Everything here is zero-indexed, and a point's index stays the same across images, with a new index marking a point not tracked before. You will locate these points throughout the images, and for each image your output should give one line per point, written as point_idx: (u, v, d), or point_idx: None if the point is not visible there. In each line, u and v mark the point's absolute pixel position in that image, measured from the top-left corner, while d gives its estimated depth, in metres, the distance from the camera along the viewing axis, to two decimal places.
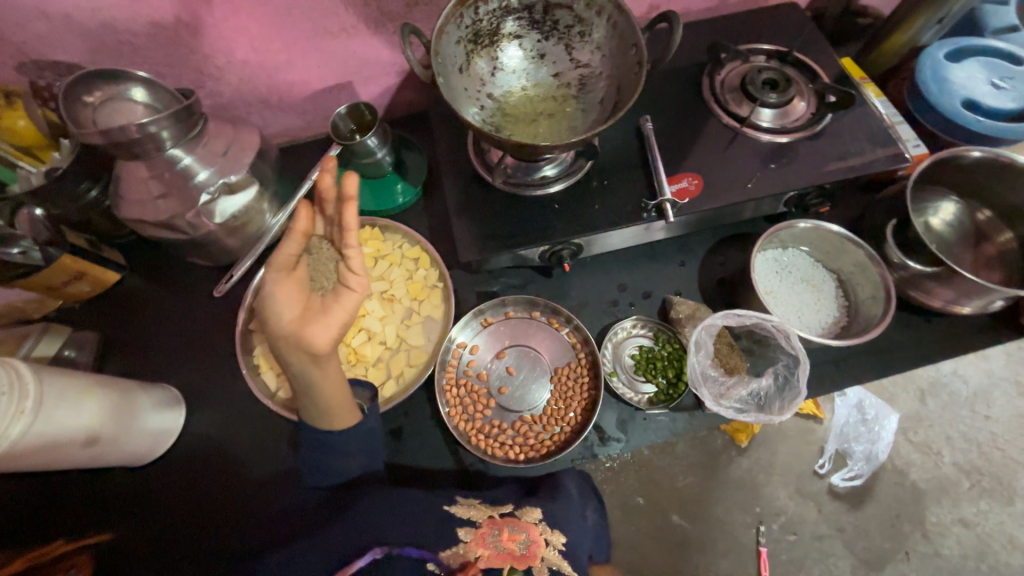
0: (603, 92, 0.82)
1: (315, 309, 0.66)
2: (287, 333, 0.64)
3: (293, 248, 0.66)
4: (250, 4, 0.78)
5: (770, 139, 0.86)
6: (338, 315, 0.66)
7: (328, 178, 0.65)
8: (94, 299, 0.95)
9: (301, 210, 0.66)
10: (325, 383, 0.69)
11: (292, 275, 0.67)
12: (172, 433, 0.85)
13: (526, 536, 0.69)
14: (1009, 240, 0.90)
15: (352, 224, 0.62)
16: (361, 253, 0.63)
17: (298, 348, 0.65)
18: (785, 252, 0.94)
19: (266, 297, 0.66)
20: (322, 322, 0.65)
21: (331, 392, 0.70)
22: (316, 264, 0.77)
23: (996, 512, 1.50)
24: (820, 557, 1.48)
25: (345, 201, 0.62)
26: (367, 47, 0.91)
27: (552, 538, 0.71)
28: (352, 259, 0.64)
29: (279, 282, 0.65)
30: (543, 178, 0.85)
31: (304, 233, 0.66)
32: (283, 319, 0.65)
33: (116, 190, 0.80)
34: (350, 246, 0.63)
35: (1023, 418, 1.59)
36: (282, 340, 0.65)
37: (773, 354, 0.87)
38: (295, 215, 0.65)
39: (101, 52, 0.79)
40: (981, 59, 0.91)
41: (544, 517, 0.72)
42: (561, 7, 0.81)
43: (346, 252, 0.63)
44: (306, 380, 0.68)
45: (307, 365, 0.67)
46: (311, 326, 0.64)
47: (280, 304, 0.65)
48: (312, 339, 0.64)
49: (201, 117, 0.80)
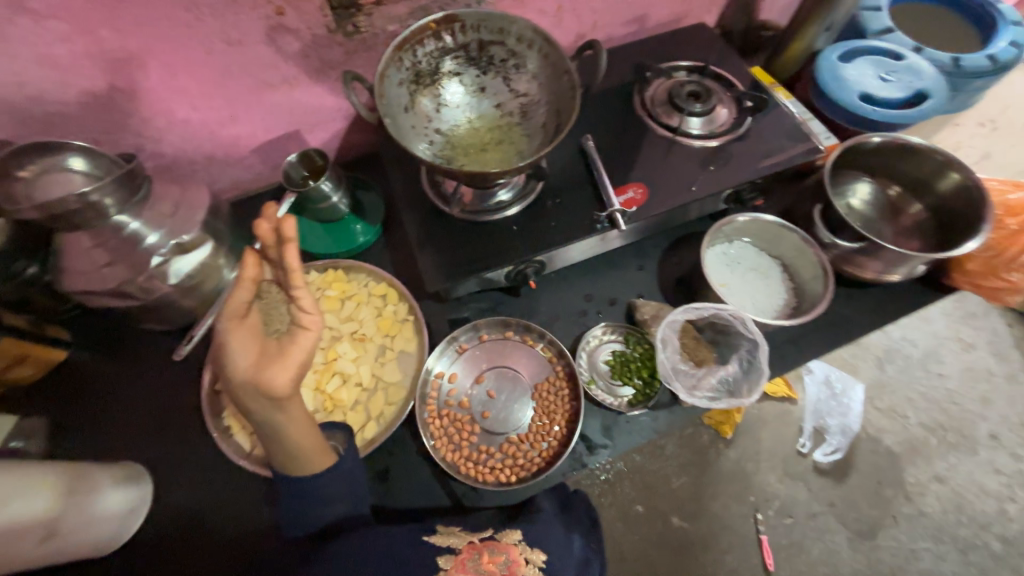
0: (544, 116, 0.87)
1: (270, 353, 0.65)
2: (244, 381, 0.63)
3: (244, 296, 0.64)
4: (188, 65, 0.79)
5: (702, 144, 0.93)
6: (296, 357, 0.64)
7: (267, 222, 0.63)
8: (40, 382, 0.89)
9: (248, 258, 0.65)
10: (292, 426, 0.67)
11: (243, 322, 0.65)
12: (139, 513, 0.80)
13: (506, 556, 0.68)
14: (918, 209, 1.00)
15: (294, 265, 0.62)
16: (310, 292, 0.64)
17: (257, 394, 0.64)
18: (732, 245, 1.00)
19: (219, 347, 0.64)
20: (279, 365, 0.63)
21: (298, 435, 0.68)
22: (269, 306, 0.76)
23: (964, 463, 1.60)
24: (817, 536, 1.51)
25: (285, 242, 0.61)
26: (311, 96, 0.93)
27: (533, 557, 0.70)
28: (302, 299, 0.64)
29: (230, 330, 0.64)
30: (499, 203, 0.88)
31: (254, 279, 0.65)
32: (238, 366, 0.63)
33: (58, 263, 0.76)
34: (299, 287, 0.61)
35: (970, 371, 1.72)
36: (240, 389, 0.64)
37: (736, 341, 0.92)
38: (241, 263, 0.64)
39: (32, 126, 0.77)
40: (868, 58, 1.04)
41: (524, 537, 0.72)
42: (494, 43, 0.87)
43: (294, 293, 0.63)
44: (271, 426, 0.66)
45: (270, 410, 0.65)
46: (268, 370, 0.63)
47: (233, 352, 0.63)
48: (271, 384, 0.63)
49: (146, 179, 0.79)
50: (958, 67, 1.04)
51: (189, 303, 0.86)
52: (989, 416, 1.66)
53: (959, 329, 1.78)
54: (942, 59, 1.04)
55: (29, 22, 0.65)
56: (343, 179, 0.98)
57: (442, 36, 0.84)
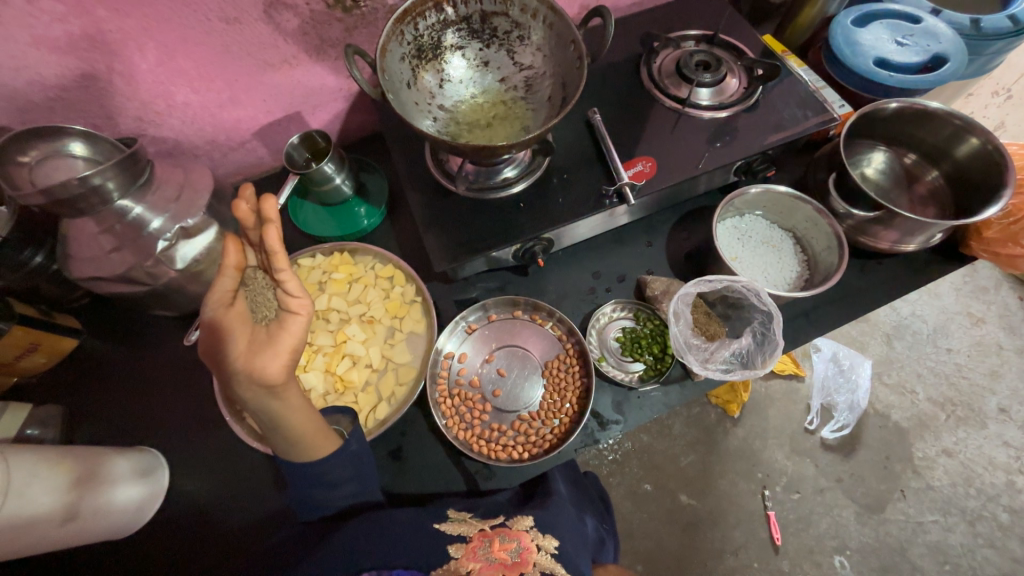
0: (550, 89, 0.85)
1: (260, 341, 0.65)
2: (236, 370, 0.63)
3: (229, 284, 0.64)
4: (185, 45, 0.77)
5: (712, 116, 0.91)
6: (286, 343, 0.64)
7: (244, 205, 0.63)
8: (52, 372, 0.90)
9: (228, 244, 0.64)
10: (290, 414, 0.67)
11: (230, 310, 0.65)
12: (158, 495, 0.81)
13: (517, 543, 0.67)
14: (935, 177, 0.98)
15: (276, 247, 0.60)
16: (294, 275, 0.63)
17: (249, 383, 0.63)
18: (743, 219, 0.99)
19: (210, 338, 0.64)
20: (271, 352, 0.64)
21: (297, 422, 0.68)
22: (254, 295, 0.69)
23: (973, 437, 1.60)
24: (824, 510, 1.52)
25: (266, 224, 0.60)
26: (311, 76, 0.91)
27: (545, 543, 0.69)
28: (288, 283, 0.63)
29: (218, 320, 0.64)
30: (506, 180, 0.87)
31: (238, 267, 0.64)
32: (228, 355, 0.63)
33: (64, 250, 0.76)
34: (282, 270, 0.62)
35: (980, 345, 1.71)
36: (232, 378, 0.63)
37: (748, 314, 0.91)
38: (223, 252, 0.64)
39: (30, 111, 0.76)
40: (884, 22, 1.00)
41: (535, 523, 0.71)
42: (497, 15, 0.84)
43: (279, 276, 0.62)
44: (268, 414, 0.66)
45: (266, 398, 0.65)
46: (260, 357, 0.63)
47: (224, 341, 0.63)
48: (264, 370, 0.63)
49: (148, 163, 0.78)
50: (977, 30, 1.00)
51: (196, 289, 0.86)
52: (999, 390, 1.65)
53: (970, 303, 1.76)
54: (961, 22, 1.00)
55: (22, 1, 0.64)
56: (345, 160, 0.97)
57: (443, 8, 0.82)
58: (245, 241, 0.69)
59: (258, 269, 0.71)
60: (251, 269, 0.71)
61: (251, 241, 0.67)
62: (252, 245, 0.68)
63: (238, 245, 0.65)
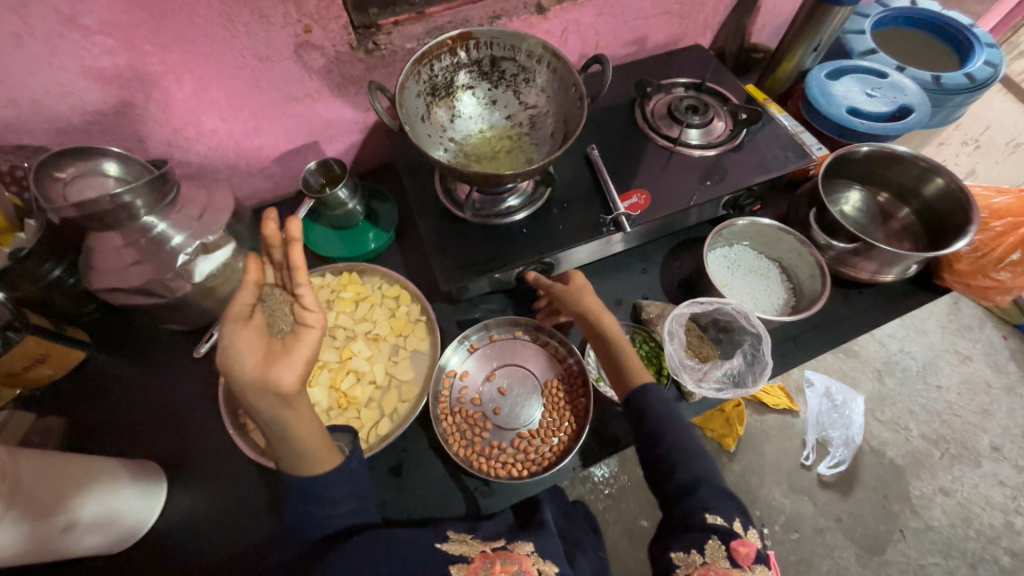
0: (553, 126, 0.92)
1: (275, 352, 0.68)
2: (251, 380, 0.64)
3: (247, 299, 0.66)
4: (219, 78, 0.84)
5: (702, 154, 0.98)
6: (301, 354, 0.67)
7: (272, 225, 0.68)
8: (55, 384, 0.90)
9: (248, 262, 0.67)
10: (299, 424, 0.69)
11: (249, 324, 0.66)
12: (151, 515, 0.80)
13: (519, 566, 0.69)
14: (907, 214, 1.06)
15: (299, 263, 0.66)
16: (312, 289, 0.68)
17: (263, 392, 0.65)
18: (732, 249, 1.05)
19: (223, 349, 0.65)
20: (286, 363, 0.66)
21: (305, 434, 0.69)
22: (271, 310, 0.73)
23: (968, 476, 1.60)
24: (826, 551, 1.51)
25: (290, 242, 0.66)
26: (331, 109, 0.98)
27: (545, 568, 0.71)
28: (306, 297, 0.68)
29: (236, 332, 0.65)
30: (509, 208, 0.93)
31: (257, 282, 0.67)
32: (246, 367, 0.64)
33: (87, 262, 0.79)
34: (302, 285, 0.67)
35: (968, 382, 1.75)
36: (248, 390, 0.65)
37: (738, 337, 0.95)
38: (244, 268, 0.67)
39: (68, 132, 0.81)
40: (855, 76, 1.11)
41: (536, 549, 0.74)
42: (505, 59, 0.92)
43: (298, 291, 0.67)
44: (279, 426, 0.67)
45: (279, 409, 0.67)
46: (276, 368, 0.65)
47: (239, 354, 0.64)
48: (278, 380, 0.65)
49: (174, 183, 0.83)
50: (938, 85, 1.11)
51: (209, 304, 0.89)
52: (990, 428, 1.68)
53: (955, 341, 1.82)
54: (923, 78, 1.12)
55: (77, 35, 0.70)
56: (358, 187, 1.03)
57: (457, 52, 0.90)
58: (265, 259, 0.73)
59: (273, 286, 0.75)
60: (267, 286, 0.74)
61: (272, 258, 0.71)
62: (274, 263, 0.72)
63: (258, 263, 0.68)
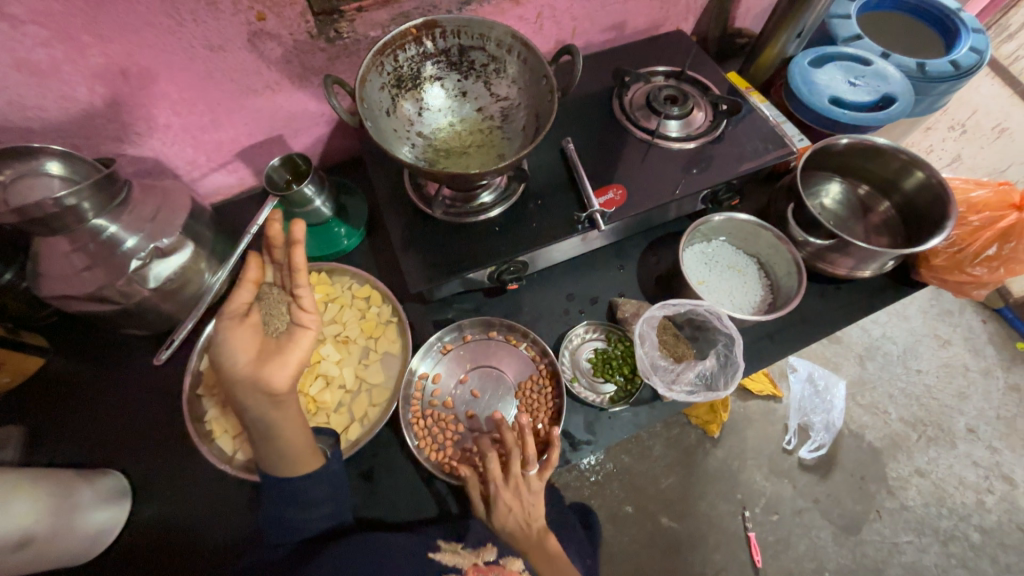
0: (524, 120, 0.89)
1: (270, 351, 0.68)
2: (243, 377, 0.66)
3: (245, 296, 0.69)
4: (168, 70, 0.79)
5: (680, 146, 0.96)
6: (295, 355, 0.68)
7: (276, 226, 0.68)
8: (14, 390, 0.88)
9: (250, 260, 0.70)
10: (286, 425, 0.70)
11: (245, 321, 0.68)
12: (115, 528, 0.78)
13: None
14: (887, 208, 1.04)
15: (300, 264, 0.67)
16: (311, 292, 0.69)
17: (254, 390, 0.66)
18: (710, 244, 1.03)
19: (221, 343, 0.67)
20: (279, 362, 0.67)
21: (291, 435, 0.70)
22: (268, 309, 0.73)
23: (943, 457, 1.64)
24: (803, 532, 1.54)
25: (293, 244, 0.66)
26: (294, 101, 0.94)
27: None
28: (303, 298, 0.69)
29: (233, 328, 0.67)
30: (482, 205, 0.90)
31: (256, 281, 0.69)
32: (240, 363, 0.66)
33: (34, 268, 0.75)
34: (300, 286, 0.68)
35: (947, 366, 1.77)
36: (239, 386, 0.66)
37: (713, 336, 0.94)
38: (245, 265, 0.69)
39: (7, 130, 0.76)
40: (838, 63, 1.08)
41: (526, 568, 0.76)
42: (475, 49, 0.88)
43: (296, 292, 0.68)
44: (265, 424, 0.68)
45: (267, 408, 0.68)
46: (268, 367, 0.66)
47: (234, 350, 0.66)
48: (270, 379, 0.66)
49: (124, 184, 0.79)
50: (923, 73, 1.08)
51: (170, 308, 0.86)
52: (967, 410, 1.71)
53: (936, 326, 1.84)
54: (908, 65, 1.09)
55: (5, 26, 0.65)
56: (326, 182, 0.98)
57: (423, 41, 0.86)
58: (266, 258, 0.74)
59: (273, 286, 0.75)
60: (267, 285, 0.75)
61: (274, 258, 0.72)
62: (274, 263, 0.73)
63: (260, 261, 0.70)
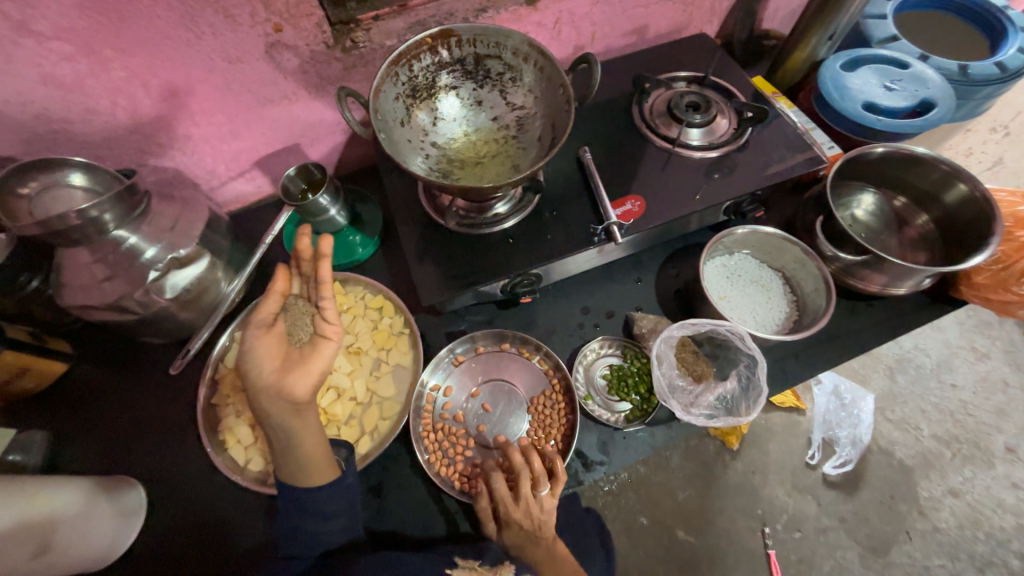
0: (540, 129, 0.87)
1: (293, 360, 0.69)
2: (266, 385, 0.66)
3: (272, 307, 0.69)
4: (187, 82, 0.80)
5: (702, 155, 0.92)
6: (317, 365, 0.68)
7: (306, 239, 0.68)
8: (39, 396, 0.90)
9: (278, 272, 0.70)
10: (305, 435, 0.69)
11: (271, 331, 0.69)
12: (129, 533, 0.79)
13: None
14: (925, 221, 0.99)
15: (326, 277, 0.66)
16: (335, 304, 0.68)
17: (276, 399, 0.66)
18: (732, 257, 0.99)
19: (247, 351, 0.68)
20: (301, 372, 0.67)
21: (309, 445, 0.70)
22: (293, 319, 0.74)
23: (980, 477, 1.55)
24: (828, 552, 1.48)
25: (320, 257, 0.66)
26: (310, 111, 0.94)
27: None
28: (328, 310, 0.68)
29: (260, 338, 0.68)
30: (497, 216, 0.88)
31: (283, 292, 0.69)
32: (265, 371, 0.67)
33: (57, 277, 0.77)
34: (325, 298, 0.67)
35: (985, 381, 1.68)
36: (262, 394, 0.66)
37: (734, 355, 0.91)
38: (273, 277, 0.69)
39: (35, 142, 0.78)
40: (873, 67, 1.02)
41: None
42: (490, 57, 0.87)
43: (321, 303, 0.67)
44: (286, 433, 0.68)
45: (288, 416, 0.68)
46: (290, 376, 0.66)
47: (260, 359, 0.67)
48: (292, 389, 0.66)
49: (145, 195, 0.80)
50: (966, 76, 1.02)
51: (187, 316, 0.87)
52: (1006, 428, 1.61)
53: (973, 338, 1.74)
54: (949, 68, 1.03)
55: (31, 43, 0.66)
56: (341, 191, 0.98)
57: (438, 51, 0.84)
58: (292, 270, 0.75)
59: (299, 298, 0.77)
60: (293, 297, 0.76)
61: (301, 270, 0.72)
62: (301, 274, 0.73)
63: (288, 273, 0.70)
